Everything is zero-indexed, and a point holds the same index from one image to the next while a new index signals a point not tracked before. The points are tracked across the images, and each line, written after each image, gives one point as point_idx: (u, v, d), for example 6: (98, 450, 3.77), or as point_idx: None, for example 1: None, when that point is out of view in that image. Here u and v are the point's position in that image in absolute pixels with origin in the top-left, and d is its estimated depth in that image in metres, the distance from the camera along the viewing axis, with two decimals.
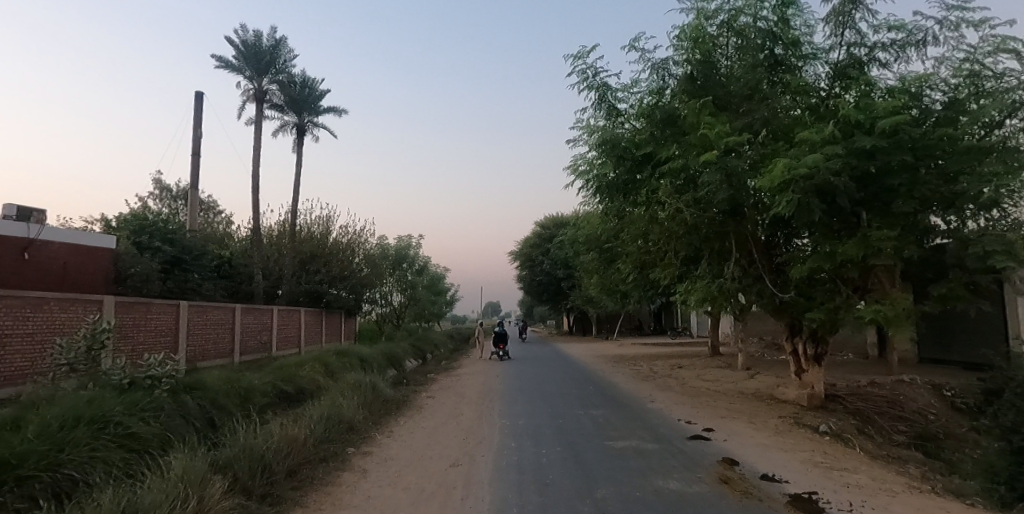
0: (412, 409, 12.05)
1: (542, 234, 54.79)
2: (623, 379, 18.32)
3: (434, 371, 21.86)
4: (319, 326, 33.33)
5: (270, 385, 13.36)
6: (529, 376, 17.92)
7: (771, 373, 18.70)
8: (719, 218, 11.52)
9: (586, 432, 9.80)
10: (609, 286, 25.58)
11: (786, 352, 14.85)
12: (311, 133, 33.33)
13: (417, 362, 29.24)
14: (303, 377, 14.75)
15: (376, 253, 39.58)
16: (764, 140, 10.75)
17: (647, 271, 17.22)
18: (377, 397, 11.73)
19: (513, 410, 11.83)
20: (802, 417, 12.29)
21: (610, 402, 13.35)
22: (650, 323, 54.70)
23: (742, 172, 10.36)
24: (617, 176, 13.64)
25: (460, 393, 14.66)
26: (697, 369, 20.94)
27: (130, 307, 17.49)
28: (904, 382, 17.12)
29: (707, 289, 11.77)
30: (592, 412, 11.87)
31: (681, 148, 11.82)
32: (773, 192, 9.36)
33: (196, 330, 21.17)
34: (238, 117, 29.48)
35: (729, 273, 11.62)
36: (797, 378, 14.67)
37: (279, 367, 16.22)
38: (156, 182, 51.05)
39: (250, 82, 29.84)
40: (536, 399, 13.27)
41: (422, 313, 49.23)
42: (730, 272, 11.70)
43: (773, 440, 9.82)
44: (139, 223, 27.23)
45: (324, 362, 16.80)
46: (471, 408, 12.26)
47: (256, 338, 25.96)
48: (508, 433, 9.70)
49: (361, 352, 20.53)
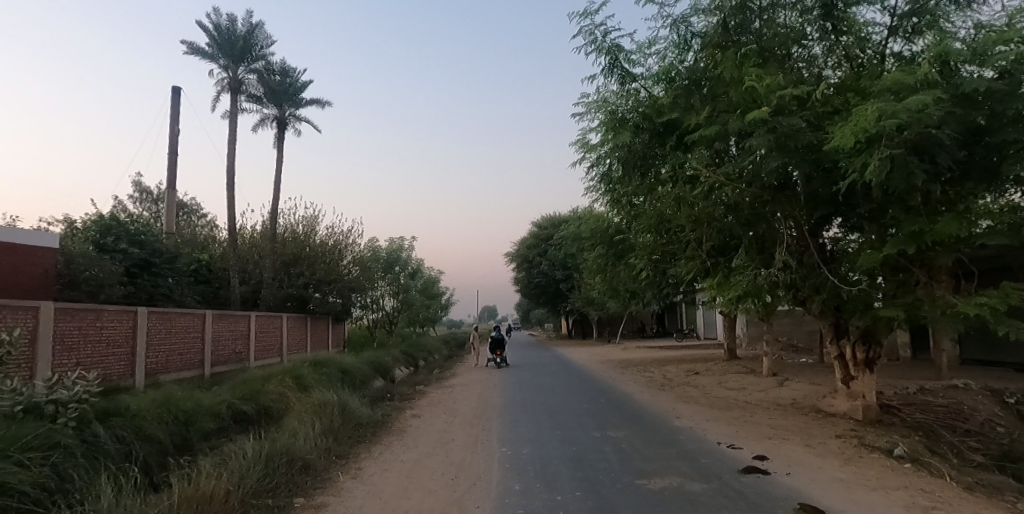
0: (392, 434, 9.88)
1: (540, 235, 52.56)
2: (638, 389, 16.17)
3: (425, 381, 19.71)
4: (303, 333, 31.13)
5: (223, 405, 11.13)
6: (530, 388, 15.71)
7: (803, 379, 16.61)
8: (766, 195, 9.46)
9: (610, 467, 7.69)
10: (616, 284, 23.41)
11: (831, 357, 12.81)
12: (293, 127, 31.13)
13: (409, 371, 27.03)
14: (268, 394, 12.57)
15: (365, 255, 37.38)
16: (825, 94, 8.69)
17: (668, 266, 15.07)
18: (349, 420, 9.57)
19: (514, 435, 9.67)
20: (864, 435, 10.18)
21: (630, 420, 11.23)
22: (654, 326, 52.72)
23: (800, 134, 8.31)
24: (631, 152, 11.59)
25: (452, 411, 12.48)
26: (716, 375, 18.85)
27: (74, 313, 15.33)
28: (959, 387, 15.01)
29: (751, 283, 9.63)
30: (610, 434, 9.79)
31: (714, 113, 9.76)
32: (852, 151, 7.33)
33: (158, 339, 18.94)
34: (212, 109, 27.28)
35: (780, 259, 9.40)
36: (844, 387, 12.53)
37: (242, 382, 14.01)
38: (134, 184, 48.81)
39: (224, 71, 27.64)
40: (542, 418, 11.15)
41: (415, 318, 47.02)
42: (780, 259, 9.53)
43: (849, 472, 7.71)
44: (102, 224, 24.94)
45: (296, 375, 14.59)
46: (464, 432, 10.09)
47: (231, 347, 23.75)
48: (510, 470, 7.55)
49: (343, 362, 18.32)
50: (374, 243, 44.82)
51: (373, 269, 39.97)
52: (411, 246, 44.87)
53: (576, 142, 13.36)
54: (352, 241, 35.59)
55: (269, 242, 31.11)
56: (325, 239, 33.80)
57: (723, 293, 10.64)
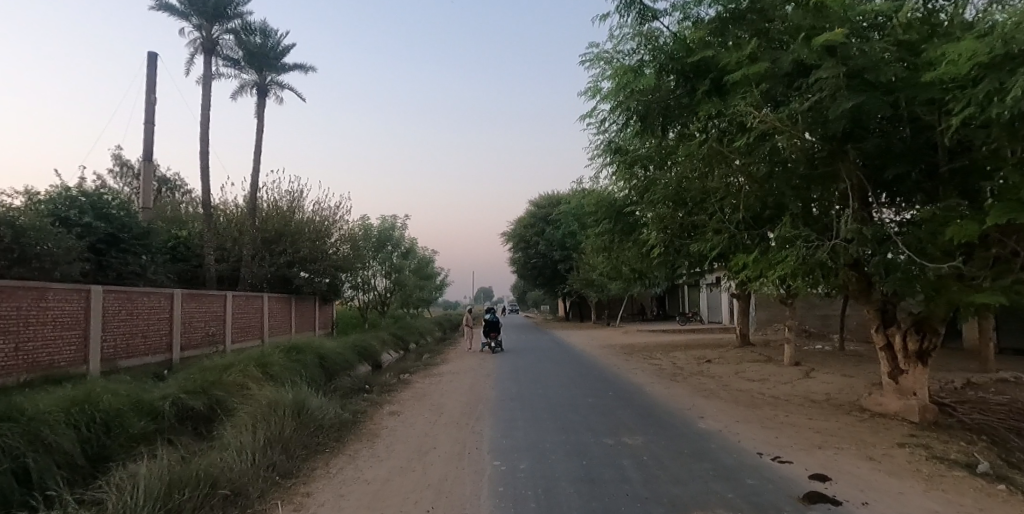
0: (362, 439, 8.14)
1: (537, 214, 50.53)
2: (648, 380, 14.45)
3: (412, 369, 17.99)
4: (286, 315, 29.36)
5: (163, 403, 9.32)
6: (527, 378, 13.99)
7: (831, 369, 14.92)
8: (828, 148, 7.65)
9: (634, 490, 6.01)
10: (620, 264, 21.64)
11: (875, 348, 11.15)
12: (274, 94, 29.12)
13: (397, 356, 25.31)
14: (223, 388, 10.76)
15: (354, 232, 35.46)
16: (909, 19, 6.93)
17: (689, 241, 13.31)
18: (307, 423, 7.78)
19: (510, 441, 7.99)
20: (930, 443, 8.49)
21: (645, 420, 9.55)
22: (653, 309, 51.27)
23: (882, 67, 6.61)
24: (652, 101, 9.71)
25: (437, 407, 10.72)
26: (732, 364, 17.18)
27: (9, 292, 13.50)
28: (1010, 381, 13.35)
29: (804, 259, 7.84)
30: (625, 440, 8.14)
31: (761, 49, 7.97)
32: (966, 80, 5.59)
33: (116, 321, 17.11)
34: (185, 72, 25.23)
35: (851, 225, 7.52)
36: (891, 382, 10.86)
37: (198, 372, 12.20)
38: (114, 158, 46.75)
39: (198, 31, 25.52)
40: (543, 417, 9.49)
41: (408, 299, 45.22)
42: (845, 224, 7.69)
43: (940, 501, 5.99)
44: (66, 196, 23.05)
45: (262, 362, 12.79)
46: (448, 437, 8.32)
47: (204, 329, 21.98)
48: (507, 495, 5.86)
49: (321, 347, 16.55)
50: (365, 220, 42.81)
51: (363, 247, 38.01)
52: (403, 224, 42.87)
53: (587, 92, 11.63)
54: (339, 217, 33.64)
55: (249, 216, 29.12)
56: (310, 214, 31.83)
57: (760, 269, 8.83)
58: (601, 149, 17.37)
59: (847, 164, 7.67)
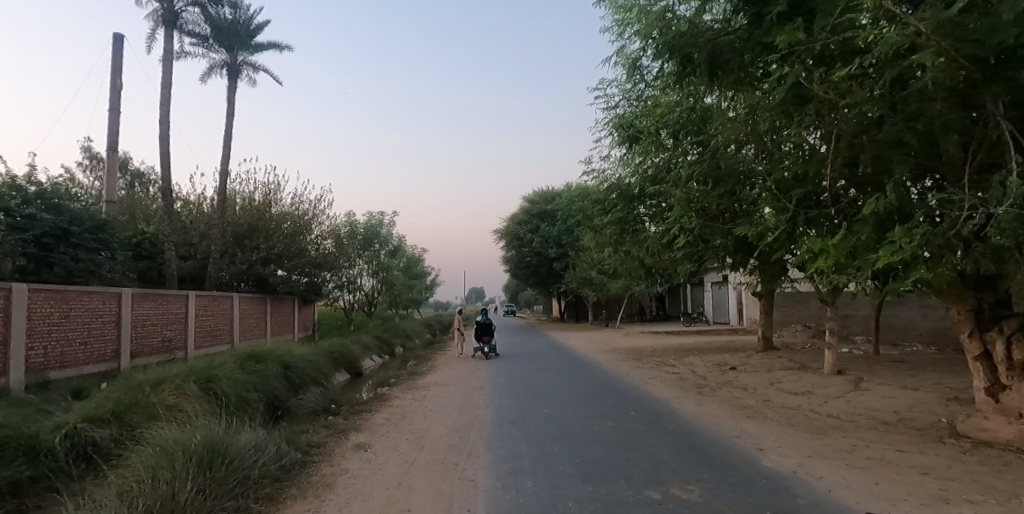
0: (307, 493, 5.80)
1: (532, 210, 48.11)
2: (671, 392, 12.21)
3: (392, 379, 15.62)
4: (259, 317, 26.91)
5: (49, 438, 6.93)
6: (529, 392, 11.74)
7: (885, 381, 12.67)
8: (972, 79, 5.41)
9: None
10: (629, 260, 19.48)
11: (968, 358, 8.95)
12: (245, 75, 26.67)
13: (380, 362, 22.89)
14: (144, 410, 8.38)
15: (337, 227, 33.02)
16: None
17: (727, 224, 11.27)
18: (221, 477, 5.34)
19: (513, 499, 5.66)
20: None
21: (689, 456, 7.30)
22: (653, 309, 49.11)
23: None
24: (701, 40, 7.66)
25: (419, 434, 8.39)
26: (762, 372, 14.91)
27: None
28: None
29: (927, 238, 5.75)
30: (675, 493, 5.85)
31: None
32: None
33: (47, 325, 14.59)
34: (143, 47, 22.62)
35: (1021, 182, 5.23)
36: (990, 400, 8.55)
37: (125, 387, 9.83)
38: (84, 150, 44.12)
39: (158, 2, 22.90)
40: (557, 456, 7.19)
41: (397, 300, 42.85)
42: (1004, 183, 5.41)
43: None
44: (12, 184, 19.84)
45: (205, 375, 10.37)
46: (431, 489, 6.00)
47: (162, 333, 19.50)
48: None
49: (286, 355, 14.13)
50: (350, 215, 40.30)
51: (347, 243, 35.51)
52: (391, 220, 40.37)
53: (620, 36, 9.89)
54: (319, 211, 31.15)
55: (218, 209, 26.53)
56: (287, 207, 29.33)
57: (838, 258, 6.77)
58: (614, 125, 15.12)
59: (1002, 93, 5.40)
